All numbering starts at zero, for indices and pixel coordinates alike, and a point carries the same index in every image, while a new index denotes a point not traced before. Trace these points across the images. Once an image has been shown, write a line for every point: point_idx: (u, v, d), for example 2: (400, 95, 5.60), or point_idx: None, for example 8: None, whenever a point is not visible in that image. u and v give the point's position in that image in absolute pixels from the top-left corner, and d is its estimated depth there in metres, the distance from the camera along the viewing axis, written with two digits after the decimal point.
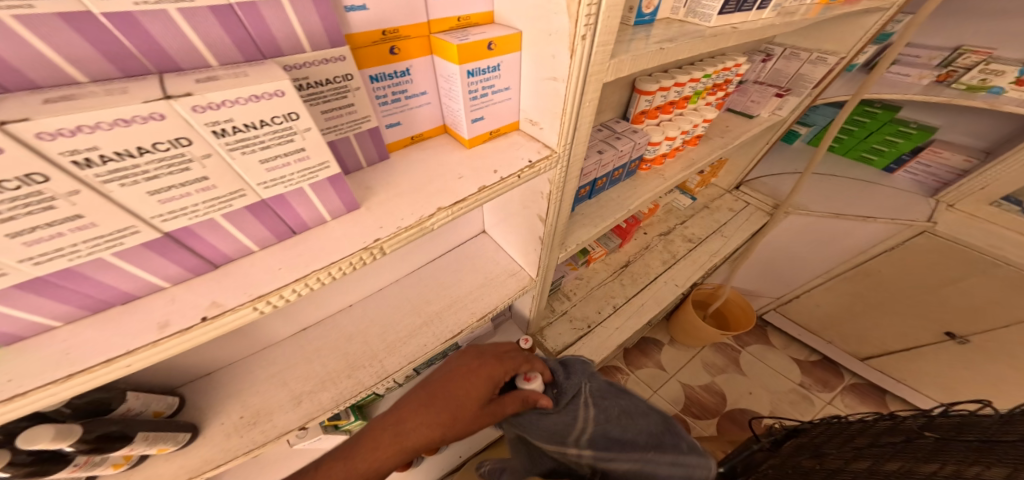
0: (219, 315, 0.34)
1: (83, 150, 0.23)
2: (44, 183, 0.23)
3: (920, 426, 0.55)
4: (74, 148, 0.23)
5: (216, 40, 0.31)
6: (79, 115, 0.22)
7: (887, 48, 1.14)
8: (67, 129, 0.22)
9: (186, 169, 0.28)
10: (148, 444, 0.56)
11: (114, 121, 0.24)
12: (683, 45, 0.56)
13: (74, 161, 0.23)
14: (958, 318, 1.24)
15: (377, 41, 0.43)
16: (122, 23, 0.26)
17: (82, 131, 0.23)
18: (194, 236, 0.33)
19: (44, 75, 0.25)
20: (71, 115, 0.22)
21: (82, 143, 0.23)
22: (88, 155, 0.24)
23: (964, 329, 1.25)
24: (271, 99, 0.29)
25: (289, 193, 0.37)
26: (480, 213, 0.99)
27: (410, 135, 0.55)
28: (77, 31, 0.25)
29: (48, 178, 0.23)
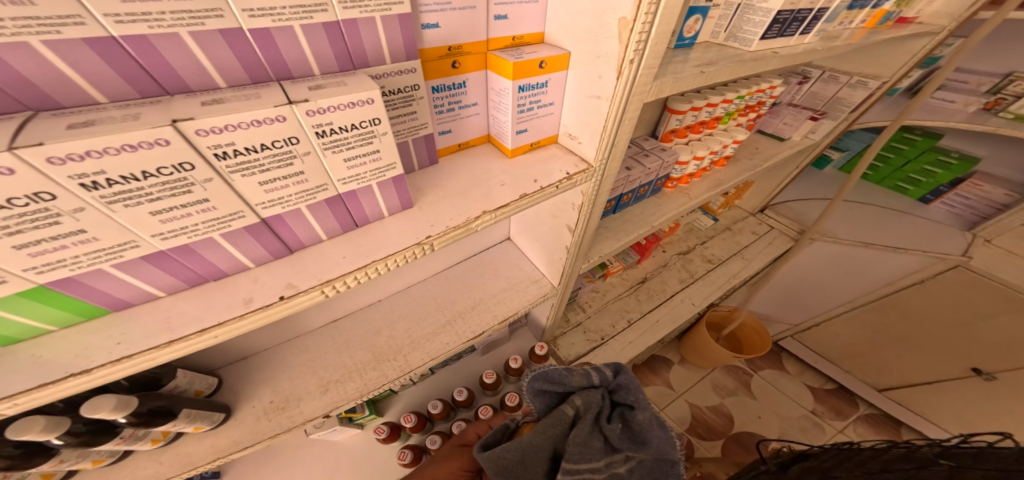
0: (294, 296, 0.37)
1: (224, 145, 0.29)
2: (191, 170, 0.28)
3: (935, 456, 0.55)
4: (218, 143, 0.29)
5: (323, 51, 0.37)
6: (228, 116, 0.28)
7: (935, 72, 1.12)
8: (217, 127, 0.28)
9: (291, 164, 0.33)
10: (188, 421, 0.56)
11: (250, 121, 0.29)
12: (722, 70, 0.59)
13: (215, 153, 0.29)
14: (985, 354, 1.19)
15: (441, 56, 0.48)
16: (260, 38, 0.33)
17: (227, 129, 0.28)
18: (282, 223, 0.38)
19: (197, 81, 0.33)
20: (222, 116, 0.28)
21: (224, 139, 0.29)
22: (226, 149, 0.29)
23: (990, 365, 1.20)
24: (363, 106, 0.34)
25: (360, 189, 0.41)
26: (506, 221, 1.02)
27: (457, 142, 0.60)
28: (228, 45, 0.32)
29: (194, 167, 0.28)
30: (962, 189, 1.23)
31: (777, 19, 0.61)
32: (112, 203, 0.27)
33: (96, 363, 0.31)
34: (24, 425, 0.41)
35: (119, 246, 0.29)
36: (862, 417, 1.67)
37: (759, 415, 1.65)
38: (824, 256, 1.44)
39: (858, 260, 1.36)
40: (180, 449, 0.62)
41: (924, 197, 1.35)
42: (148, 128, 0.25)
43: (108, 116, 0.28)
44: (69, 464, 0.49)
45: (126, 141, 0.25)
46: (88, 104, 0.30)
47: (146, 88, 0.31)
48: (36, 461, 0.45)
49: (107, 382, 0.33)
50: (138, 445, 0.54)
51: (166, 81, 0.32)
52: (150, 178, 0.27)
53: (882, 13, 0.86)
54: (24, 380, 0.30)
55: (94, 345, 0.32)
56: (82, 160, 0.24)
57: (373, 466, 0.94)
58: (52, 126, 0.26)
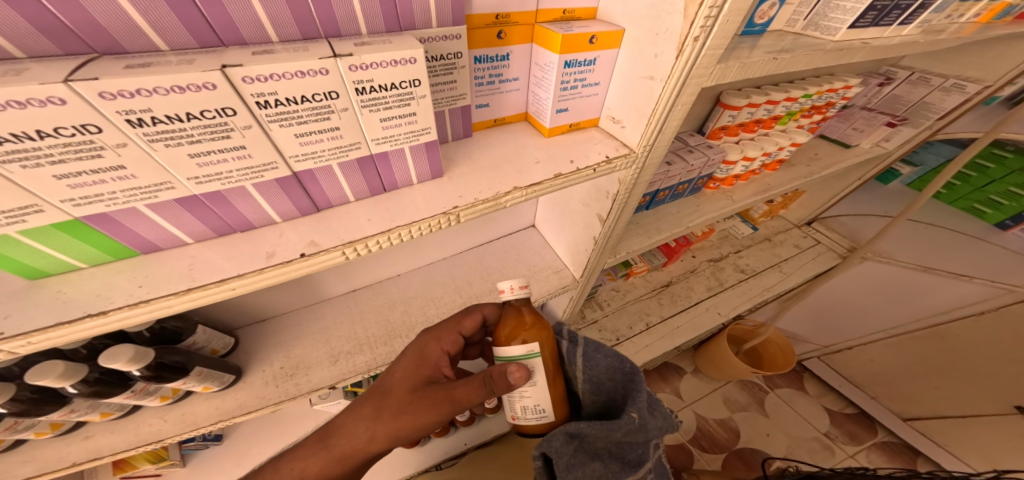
0: (315, 254, 0.37)
1: (266, 94, 0.28)
2: (232, 116, 0.28)
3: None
4: (261, 92, 0.28)
5: (372, 9, 0.35)
6: (274, 64, 0.27)
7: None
8: (262, 76, 0.27)
9: (328, 118, 0.32)
10: (198, 379, 0.61)
11: (294, 72, 0.28)
12: (799, 58, 0.53)
13: (257, 102, 0.28)
14: None
15: (488, 24, 0.45)
16: None
17: (271, 78, 0.27)
18: (313, 179, 0.37)
19: (252, 33, 0.31)
20: (267, 64, 0.27)
21: (267, 88, 0.28)
22: (268, 99, 0.28)
23: None
24: (405, 65, 0.32)
25: (392, 152, 0.40)
26: (534, 207, 1.00)
27: (493, 118, 0.57)
28: None
29: (235, 113, 0.28)
30: None
31: (873, 6, 0.54)
32: (154, 141, 0.27)
33: (114, 305, 0.32)
34: (43, 370, 0.46)
35: (155, 186, 0.29)
36: (878, 444, 1.55)
37: (767, 432, 1.58)
38: (875, 279, 1.42)
39: (913, 285, 1.34)
40: (186, 409, 0.66)
41: (1003, 222, 1.13)
42: (197, 71, 0.25)
43: (164, 61, 0.27)
44: (78, 414, 0.56)
45: (176, 82, 0.24)
46: (149, 51, 0.29)
47: (205, 39, 0.30)
48: (47, 408, 0.51)
49: (122, 327, 0.34)
50: (147, 400, 0.60)
51: (225, 33, 0.31)
52: (193, 120, 0.27)
53: (1001, 6, 0.74)
54: (45, 317, 0.31)
55: (117, 288, 0.33)
56: (132, 97, 0.24)
57: None
58: (110, 65, 0.25)
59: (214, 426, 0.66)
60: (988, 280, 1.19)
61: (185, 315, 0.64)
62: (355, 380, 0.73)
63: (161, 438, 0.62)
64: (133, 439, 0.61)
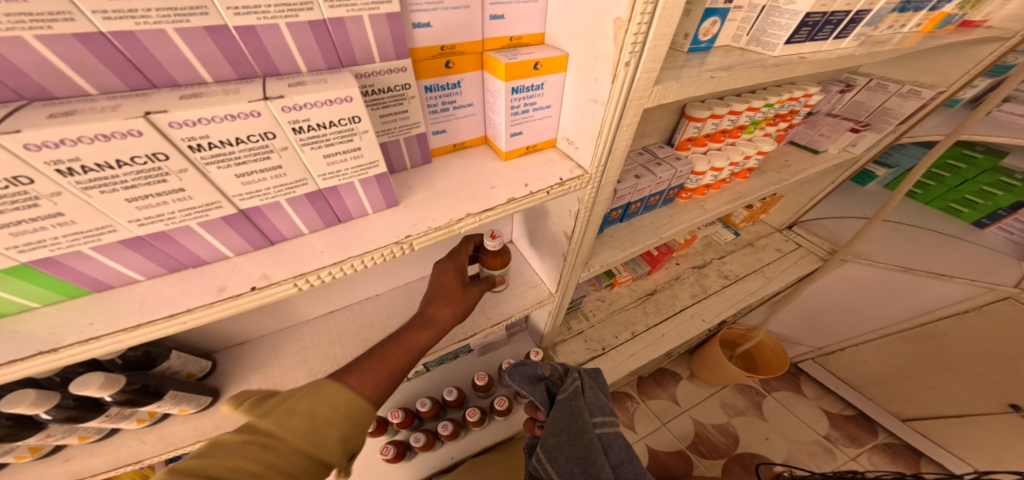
0: (266, 287, 0.38)
1: (198, 138, 0.30)
2: (165, 161, 0.30)
3: None
4: (192, 137, 0.30)
5: (308, 47, 0.36)
6: (200, 110, 0.29)
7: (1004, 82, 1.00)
8: (190, 121, 0.29)
9: (267, 157, 0.34)
10: (172, 403, 0.63)
11: (224, 116, 0.30)
12: (737, 76, 0.56)
13: (190, 146, 0.30)
14: None
15: (434, 55, 0.47)
16: (245, 34, 0.33)
17: (200, 123, 0.29)
18: (260, 214, 0.39)
19: (183, 74, 0.32)
20: (194, 110, 0.28)
21: (198, 132, 0.30)
22: (200, 142, 0.30)
23: None
24: (341, 103, 0.34)
25: (341, 185, 0.42)
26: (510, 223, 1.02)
27: (453, 142, 0.59)
28: (213, 40, 0.32)
29: (168, 157, 0.29)
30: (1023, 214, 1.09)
31: (805, 22, 0.57)
32: (88, 188, 0.28)
33: (67, 342, 0.33)
34: (17, 397, 0.48)
35: (98, 229, 0.31)
36: (879, 446, 1.56)
37: (766, 436, 1.57)
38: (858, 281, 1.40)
39: (901, 285, 1.30)
40: (165, 430, 0.67)
41: (981, 220, 1.20)
42: (121, 119, 0.26)
43: (90, 108, 0.28)
44: (56, 438, 0.57)
45: (100, 131, 0.26)
46: (78, 95, 0.29)
47: (133, 81, 0.31)
48: (25, 433, 0.53)
49: (76, 361, 0.35)
50: (123, 423, 0.61)
51: (154, 74, 0.31)
52: (125, 166, 0.28)
53: (941, 16, 0.78)
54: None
55: (70, 323, 0.34)
56: (57, 147, 0.25)
57: None
58: (33, 115, 0.27)
59: (192, 447, 0.67)
60: (970, 279, 1.15)
61: (160, 340, 0.65)
62: None
63: (140, 459, 0.63)
64: (112, 461, 0.62)
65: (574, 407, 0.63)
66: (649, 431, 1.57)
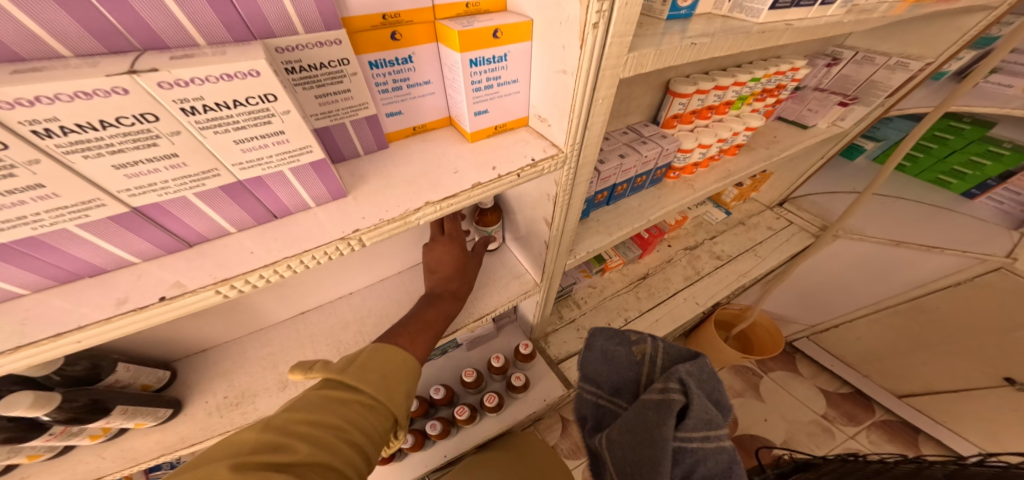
0: (179, 296, 0.33)
1: (42, 121, 0.23)
2: (4, 150, 0.23)
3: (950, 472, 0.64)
4: (33, 119, 0.22)
5: (203, 16, 0.29)
6: (37, 86, 0.21)
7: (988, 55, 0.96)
8: (25, 99, 0.21)
9: (154, 144, 0.27)
10: (125, 418, 0.58)
11: (73, 93, 0.23)
12: (720, 44, 0.51)
13: (35, 131, 0.23)
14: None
15: (376, 25, 0.40)
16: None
17: (40, 102, 0.22)
18: (167, 214, 0.33)
19: (28, 48, 0.25)
20: (27, 84, 0.21)
21: (40, 114, 0.22)
22: (48, 126, 0.23)
23: None
24: (245, 79, 0.27)
25: (268, 176, 0.35)
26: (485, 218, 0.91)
27: (413, 125, 0.53)
28: (61, 5, 0.24)
29: (7, 146, 0.23)
30: (1011, 184, 1.07)
31: None
32: None
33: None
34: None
35: None
36: (877, 423, 1.57)
37: (764, 417, 1.57)
38: (849, 257, 1.40)
39: (889, 259, 1.30)
40: (125, 444, 0.62)
41: (969, 191, 1.17)
42: None
43: None
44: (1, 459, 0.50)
45: None
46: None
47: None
48: None
49: None
50: (75, 439, 0.56)
51: None
52: None
53: None
54: None
55: None
56: None
57: None
58: None
59: (157, 460, 0.62)
60: (959, 250, 1.14)
61: (105, 352, 0.59)
62: None
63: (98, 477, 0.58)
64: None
65: (661, 411, 0.44)
66: None
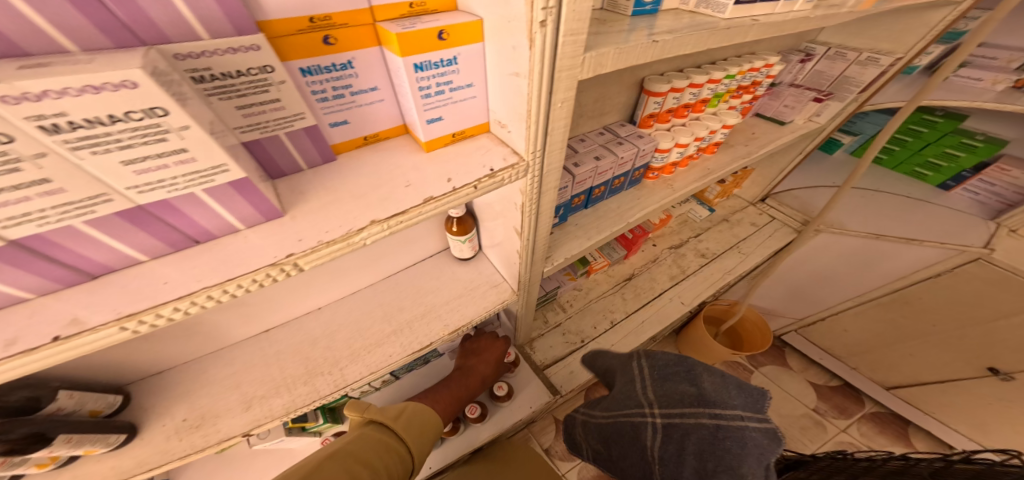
0: (73, 336, 0.29)
1: None
2: None
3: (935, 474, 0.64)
4: None
5: (69, 19, 0.25)
6: None
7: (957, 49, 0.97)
8: None
9: (14, 170, 0.24)
10: (71, 446, 0.54)
11: None
12: (684, 40, 0.48)
13: None
14: (1007, 353, 1.11)
15: (304, 29, 0.37)
16: None
17: None
18: (58, 246, 0.29)
19: None
20: None
21: None
22: None
23: (1009, 365, 1.12)
24: (119, 91, 0.24)
25: (178, 199, 0.32)
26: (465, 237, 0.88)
27: (363, 135, 0.50)
28: None
29: None
30: (986, 174, 1.09)
31: None
32: None
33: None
34: None
35: None
36: (867, 416, 1.58)
37: None
38: (832, 250, 1.38)
39: (871, 252, 1.29)
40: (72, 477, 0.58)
41: (945, 183, 1.21)
42: None
43: None
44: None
45: None
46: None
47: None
48: None
49: None
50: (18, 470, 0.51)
51: None
52: None
53: None
54: None
55: None
56: None
57: None
58: None
59: None
60: (939, 242, 1.12)
61: (42, 380, 0.55)
62: (273, 425, 0.67)
63: None
64: None
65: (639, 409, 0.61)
66: None
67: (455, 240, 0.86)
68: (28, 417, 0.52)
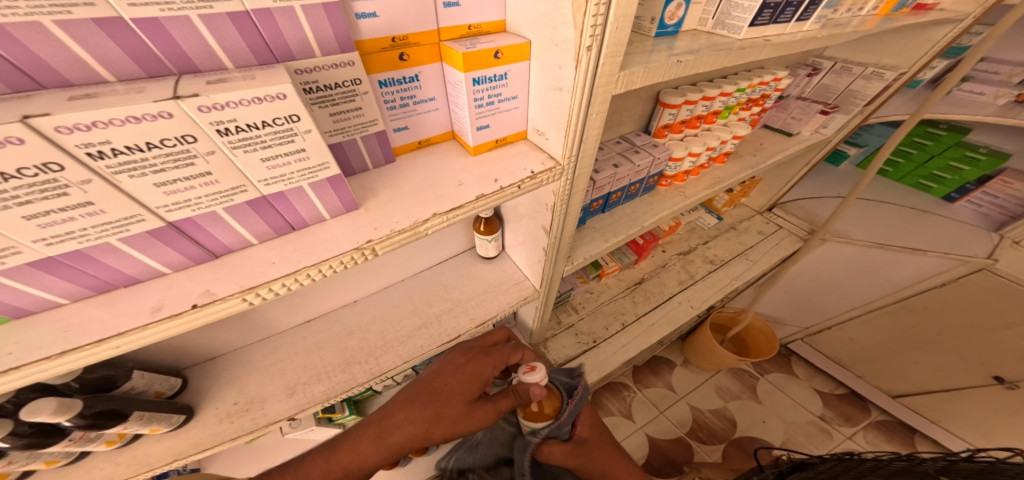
0: (209, 304, 0.35)
1: (97, 144, 0.25)
2: (60, 172, 0.25)
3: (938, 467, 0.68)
4: (89, 142, 0.25)
5: (232, 42, 0.32)
6: (94, 112, 0.24)
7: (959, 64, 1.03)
8: (83, 125, 0.24)
9: (191, 164, 0.30)
10: (141, 423, 0.59)
11: (125, 118, 0.25)
12: (704, 59, 0.55)
13: (89, 153, 0.25)
14: (1011, 360, 1.14)
15: (386, 47, 0.44)
16: (150, 29, 0.28)
17: (97, 126, 0.24)
18: (198, 228, 0.35)
19: (79, 75, 0.28)
20: (90, 110, 0.24)
21: (96, 137, 0.25)
22: (102, 148, 0.25)
23: (1015, 374, 1.15)
24: (273, 101, 0.30)
25: (289, 190, 0.38)
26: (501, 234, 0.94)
27: (418, 140, 0.56)
28: (110, 34, 0.27)
29: (64, 168, 0.25)
30: (990, 187, 1.12)
31: (767, 4, 0.57)
32: None
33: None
34: (37, 407, 0.46)
35: None
36: (873, 423, 1.60)
37: (763, 419, 1.59)
38: (838, 258, 1.42)
39: (876, 260, 1.33)
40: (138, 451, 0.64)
41: (949, 195, 1.24)
42: None
43: None
44: (19, 465, 0.52)
45: None
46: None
47: (15, 82, 0.26)
48: None
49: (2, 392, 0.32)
50: (92, 446, 0.57)
51: (41, 75, 0.26)
52: (11, 180, 0.23)
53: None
54: None
55: None
56: None
57: None
58: None
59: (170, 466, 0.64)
60: (943, 252, 1.17)
61: (119, 360, 0.61)
62: (316, 410, 0.72)
63: None
64: None
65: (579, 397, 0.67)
66: (648, 420, 1.57)
67: (481, 239, 0.92)
68: (108, 394, 0.57)
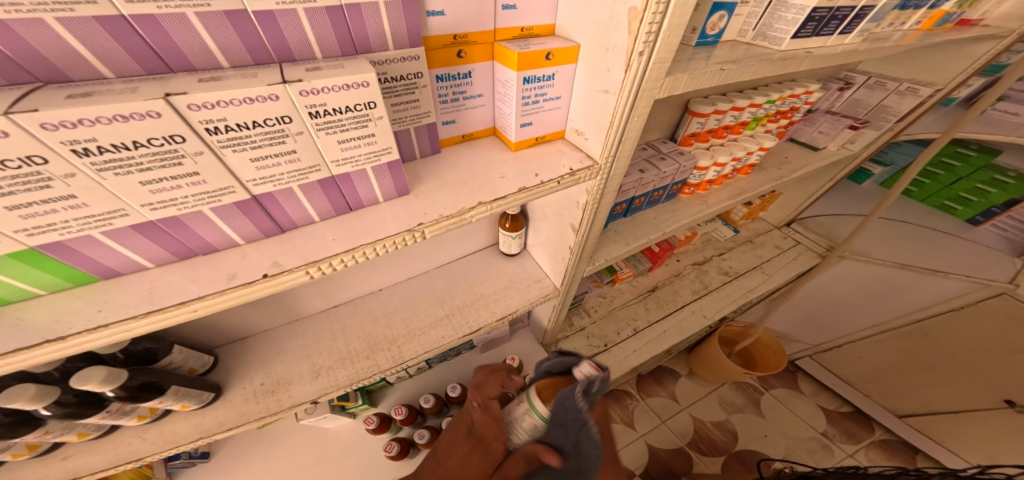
0: (278, 274, 0.38)
1: (215, 120, 0.29)
2: (181, 143, 0.29)
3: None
4: (209, 118, 0.29)
5: (324, 34, 0.36)
6: (217, 92, 0.28)
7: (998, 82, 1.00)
8: (208, 103, 0.28)
9: (283, 141, 0.33)
10: (175, 399, 0.60)
11: (242, 99, 0.29)
12: (745, 69, 0.56)
13: (206, 128, 0.29)
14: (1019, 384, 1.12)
15: (446, 44, 0.46)
16: (264, 19, 0.32)
17: (218, 104, 0.28)
18: (274, 201, 0.39)
19: (201, 60, 0.32)
20: (214, 91, 0.28)
21: (214, 114, 0.29)
22: (218, 124, 0.29)
23: None
24: (358, 88, 0.33)
25: (354, 173, 0.41)
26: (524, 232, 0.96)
27: (462, 133, 0.59)
28: (232, 24, 0.31)
29: (184, 139, 0.29)
30: (1017, 211, 1.07)
31: (812, 17, 0.58)
32: (103, 170, 0.28)
33: (73, 331, 0.33)
34: (90, 374, 0.48)
35: (109, 213, 0.30)
36: (876, 442, 1.57)
37: (766, 433, 1.58)
38: (854, 276, 1.42)
39: (894, 282, 1.33)
40: (165, 427, 0.65)
41: (974, 218, 1.18)
42: (139, 100, 0.26)
43: (109, 89, 0.27)
44: (54, 436, 0.54)
45: (118, 111, 0.25)
46: (95, 78, 0.29)
47: (152, 66, 0.30)
48: (20, 431, 0.50)
49: (82, 351, 0.35)
50: (124, 419, 0.58)
51: (172, 59, 0.31)
52: (141, 148, 0.28)
53: (940, 14, 0.82)
54: (7, 342, 0.32)
55: (77, 312, 0.34)
56: (75, 127, 0.25)
57: (359, 454, 1.00)
58: (51, 96, 0.26)
59: (195, 444, 0.65)
60: (965, 275, 1.16)
61: (161, 335, 0.64)
62: (337, 395, 0.73)
63: (141, 457, 0.62)
64: (111, 458, 0.60)
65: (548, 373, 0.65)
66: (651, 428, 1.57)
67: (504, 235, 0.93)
68: (148, 366, 0.59)
